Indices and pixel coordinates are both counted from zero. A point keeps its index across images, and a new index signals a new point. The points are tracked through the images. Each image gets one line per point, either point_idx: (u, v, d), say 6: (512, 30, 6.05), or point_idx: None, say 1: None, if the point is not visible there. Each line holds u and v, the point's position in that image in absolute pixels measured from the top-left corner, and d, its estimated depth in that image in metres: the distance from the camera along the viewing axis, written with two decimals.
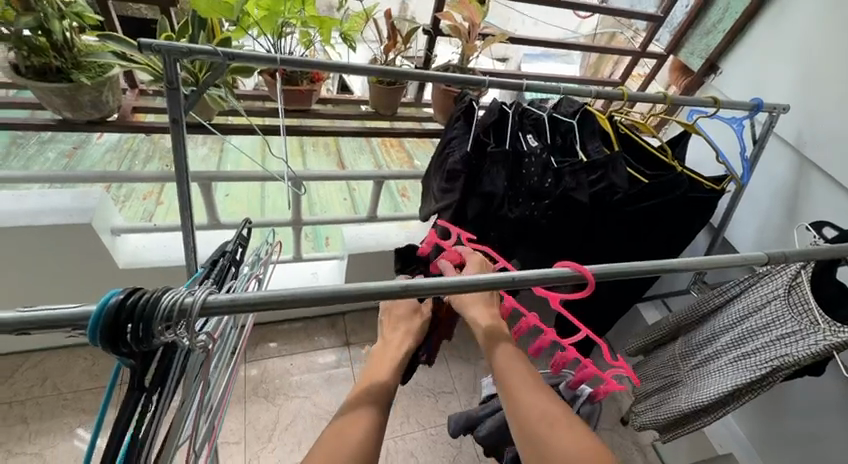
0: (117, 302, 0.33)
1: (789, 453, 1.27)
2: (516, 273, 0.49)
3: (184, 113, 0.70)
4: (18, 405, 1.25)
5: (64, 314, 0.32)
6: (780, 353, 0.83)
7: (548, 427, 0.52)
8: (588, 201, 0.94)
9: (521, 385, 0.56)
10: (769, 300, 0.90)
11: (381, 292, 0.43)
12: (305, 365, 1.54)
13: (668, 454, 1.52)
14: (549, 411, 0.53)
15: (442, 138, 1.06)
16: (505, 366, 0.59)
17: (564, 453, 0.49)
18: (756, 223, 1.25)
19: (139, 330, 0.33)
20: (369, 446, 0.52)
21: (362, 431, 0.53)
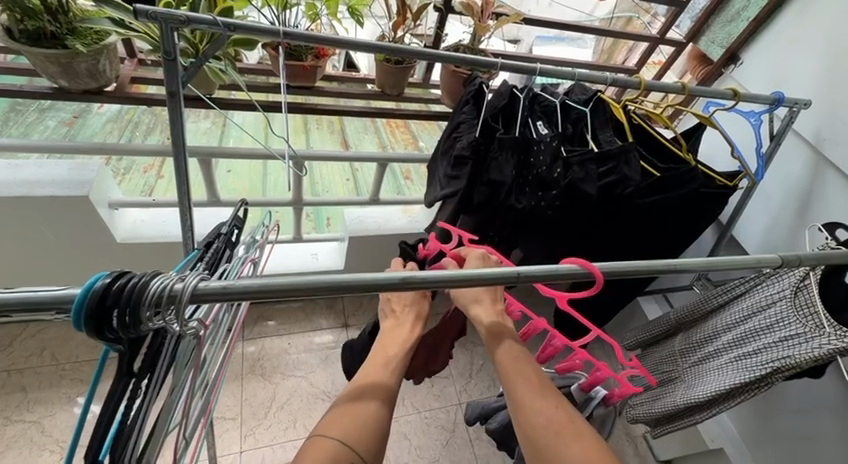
0: (102, 286, 0.31)
1: (781, 452, 1.27)
2: (521, 268, 0.47)
3: (182, 86, 0.67)
4: (17, 373, 1.26)
5: (47, 296, 0.31)
6: (781, 355, 0.81)
7: (551, 432, 0.51)
8: (596, 193, 0.91)
9: (525, 384, 0.56)
10: (774, 301, 0.88)
11: (380, 284, 0.41)
12: (302, 345, 1.55)
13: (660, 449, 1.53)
14: (554, 414, 0.53)
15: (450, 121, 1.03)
16: (508, 363, 0.58)
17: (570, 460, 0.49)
18: (765, 221, 1.22)
19: (126, 316, 0.32)
20: (374, 439, 0.51)
21: (372, 417, 0.53)
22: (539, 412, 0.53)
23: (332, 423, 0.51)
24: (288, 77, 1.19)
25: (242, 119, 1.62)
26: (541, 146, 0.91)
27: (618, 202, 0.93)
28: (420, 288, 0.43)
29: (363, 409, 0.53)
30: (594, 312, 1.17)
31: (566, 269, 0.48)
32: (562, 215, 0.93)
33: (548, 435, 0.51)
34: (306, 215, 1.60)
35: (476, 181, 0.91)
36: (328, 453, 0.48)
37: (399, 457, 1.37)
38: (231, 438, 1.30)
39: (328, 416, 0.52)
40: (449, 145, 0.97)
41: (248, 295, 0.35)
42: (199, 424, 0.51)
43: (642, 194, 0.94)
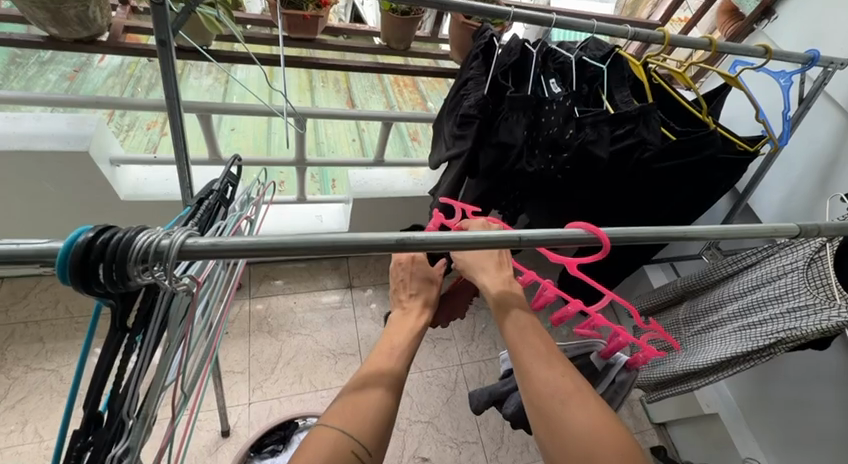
0: (86, 241, 0.30)
1: (775, 418, 1.30)
2: (524, 232, 0.45)
3: (172, 35, 0.63)
4: (35, 324, 1.30)
5: (31, 250, 0.30)
6: (787, 326, 0.80)
7: (558, 400, 0.51)
8: (608, 157, 0.87)
9: (533, 356, 0.56)
10: (785, 272, 0.86)
11: (377, 244, 0.40)
12: (308, 304, 1.57)
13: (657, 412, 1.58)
14: (563, 383, 0.53)
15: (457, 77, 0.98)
16: (520, 336, 0.58)
17: (577, 428, 0.49)
18: (784, 191, 1.17)
19: (113, 272, 0.31)
20: (380, 426, 0.52)
21: (379, 405, 0.53)
22: (546, 383, 0.53)
23: (337, 413, 0.52)
24: (289, 29, 1.13)
25: (245, 76, 1.57)
26: (553, 106, 0.87)
27: (632, 166, 0.89)
28: (418, 251, 0.41)
29: (370, 397, 0.53)
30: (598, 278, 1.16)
31: (570, 234, 0.47)
32: (572, 179, 0.90)
33: (556, 404, 0.51)
34: (310, 176, 1.58)
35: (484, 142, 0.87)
36: (329, 446, 0.49)
37: (402, 412, 1.42)
38: (240, 390, 1.35)
39: (330, 408, 0.53)
40: (457, 103, 0.93)
41: (237, 254, 0.34)
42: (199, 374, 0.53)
43: (658, 158, 0.90)
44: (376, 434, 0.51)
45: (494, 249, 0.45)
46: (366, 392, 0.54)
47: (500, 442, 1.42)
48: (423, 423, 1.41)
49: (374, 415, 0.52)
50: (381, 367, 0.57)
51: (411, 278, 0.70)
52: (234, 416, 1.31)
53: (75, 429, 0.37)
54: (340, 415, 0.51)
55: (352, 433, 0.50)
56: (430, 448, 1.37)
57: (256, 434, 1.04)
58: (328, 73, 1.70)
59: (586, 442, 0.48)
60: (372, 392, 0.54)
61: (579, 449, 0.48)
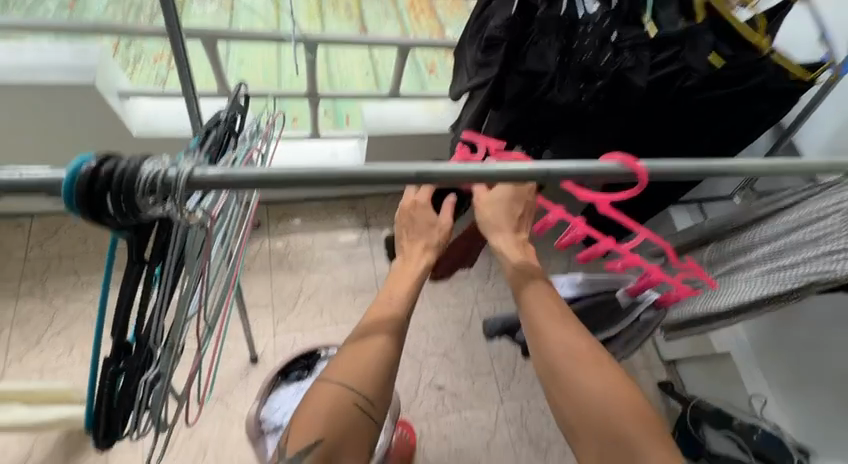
0: (89, 170, 0.29)
1: (789, 359, 1.32)
2: (551, 166, 0.41)
3: None
4: (68, 259, 1.36)
5: None
6: (823, 268, 0.77)
7: (569, 362, 0.60)
8: (646, 86, 0.80)
9: (553, 326, 0.63)
10: (826, 214, 0.82)
11: (394, 176, 0.37)
12: (325, 242, 1.59)
13: (668, 350, 1.56)
14: (580, 350, 0.61)
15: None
16: (538, 305, 0.65)
17: (586, 387, 0.58)
18: (837, 125, 1.07)
19: (122, 202, 0.30)
20: (380, 371, 0.61)
21: (381, 353, 0.62)
22: (562, 348, 0.61)
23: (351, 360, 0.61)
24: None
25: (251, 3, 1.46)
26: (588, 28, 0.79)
27: (669, 98, 0.82)
28: (438, 184, 0.39)
29: (376, 347, 0.62)
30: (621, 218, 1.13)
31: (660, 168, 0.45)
32: (606, 113, 0.83)
33: (577, 368, 0.59)
34: (324, 112, 1.50)
35: (512, 70, 0.80)
36: (332, 394, 0.59)
37: (419, 345, 1.49)
38: (265, 323, 1.43)
39: (334, 360, 0.62)
40: (481, 27, 0.85)
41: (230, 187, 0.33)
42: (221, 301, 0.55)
43: (700, 89, 0.82)
44: (383, 383, 0.61)
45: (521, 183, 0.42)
46: (368, 340, 0.63)
47: (513, 374, 1.49)
48: (439, 356, 1.48)
49: (377, 366, 0.61)
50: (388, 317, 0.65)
51: (416, 223, 0.75)
52: (261, 345, 1.39)
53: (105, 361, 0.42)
54: (343, 365, 0.61)
55: (350, 381, 0.60)
56: (445, 378, 1.45)
57: (283, 361, 1.11)
58: None
59: (603, 400, 0.57)
60: (373, 344, 0.62)
61: (597, 409, 0.57)
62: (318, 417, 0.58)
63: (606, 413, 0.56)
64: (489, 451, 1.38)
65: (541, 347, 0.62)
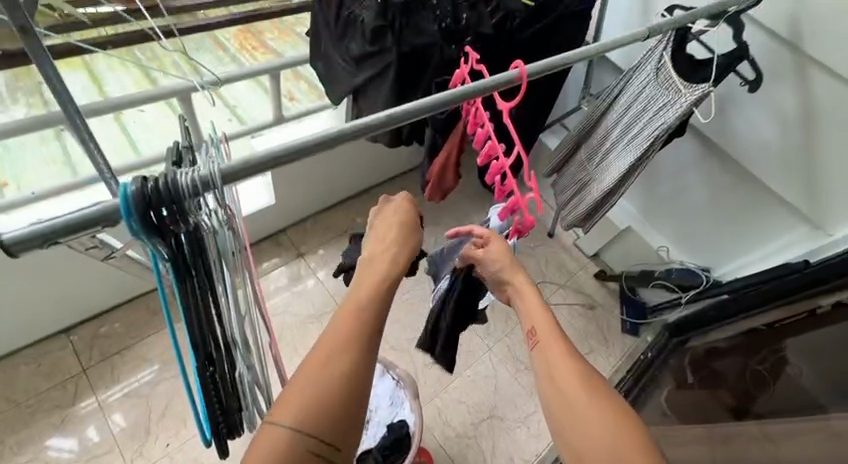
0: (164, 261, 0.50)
1: (667, 212, 1.74)
2: (475, 85, 0.63)
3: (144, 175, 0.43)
4: None
5: (84, 219, 0.42)
6: (660, 124, 1.10)
7: (572, 388, 0.62)
8: (493, 32, 1.06)
9: (549, 341, 0.67)
10: (644, 87, 1.16)
11: (327, 140, 0.53)
12: (266, 290, 1.58)
13: (611, 259, 1.95)
14: (567, 370, 0.64)
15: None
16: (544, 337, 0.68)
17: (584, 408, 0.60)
18: (623, 19, 1.39)
19: (173, 208, 0.44)
20: (328, 403, 0.57)
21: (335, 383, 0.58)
22: (567, 386, 0.62)
23: (294, 392, 0.58)
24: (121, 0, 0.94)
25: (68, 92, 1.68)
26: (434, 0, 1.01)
27: (507, 37, 1.08)
28: (494, 88, 0.65)
29: (307, 383, 0.57)
30: (525, 127, 1.44)
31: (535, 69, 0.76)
32: (479, 59, 1.08)
33: (578, 398, 0.60)
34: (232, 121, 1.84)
35: (395, 51, 1.00)
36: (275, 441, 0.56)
37: (399, 336, 1.56)
38: None
39: (277, 406, 0.58)
40: (351, 26, 1.02)
41: (245, 173, 0.48)
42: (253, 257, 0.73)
43: (523, 26, 1.10)
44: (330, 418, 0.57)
45: (478, 97, 0.64)
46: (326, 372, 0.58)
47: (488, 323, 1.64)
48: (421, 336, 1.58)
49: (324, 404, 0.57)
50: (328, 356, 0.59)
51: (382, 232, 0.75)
52: None
53: (171, 145, 0.50)
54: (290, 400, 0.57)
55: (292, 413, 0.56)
56: None
57: None
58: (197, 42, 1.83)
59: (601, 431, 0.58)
60: (328, 364, 0.59)
61: (602, 445, 0.57)
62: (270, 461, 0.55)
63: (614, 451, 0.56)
64: (499, 391, 1.51)
65: (549, 363, 0.66)
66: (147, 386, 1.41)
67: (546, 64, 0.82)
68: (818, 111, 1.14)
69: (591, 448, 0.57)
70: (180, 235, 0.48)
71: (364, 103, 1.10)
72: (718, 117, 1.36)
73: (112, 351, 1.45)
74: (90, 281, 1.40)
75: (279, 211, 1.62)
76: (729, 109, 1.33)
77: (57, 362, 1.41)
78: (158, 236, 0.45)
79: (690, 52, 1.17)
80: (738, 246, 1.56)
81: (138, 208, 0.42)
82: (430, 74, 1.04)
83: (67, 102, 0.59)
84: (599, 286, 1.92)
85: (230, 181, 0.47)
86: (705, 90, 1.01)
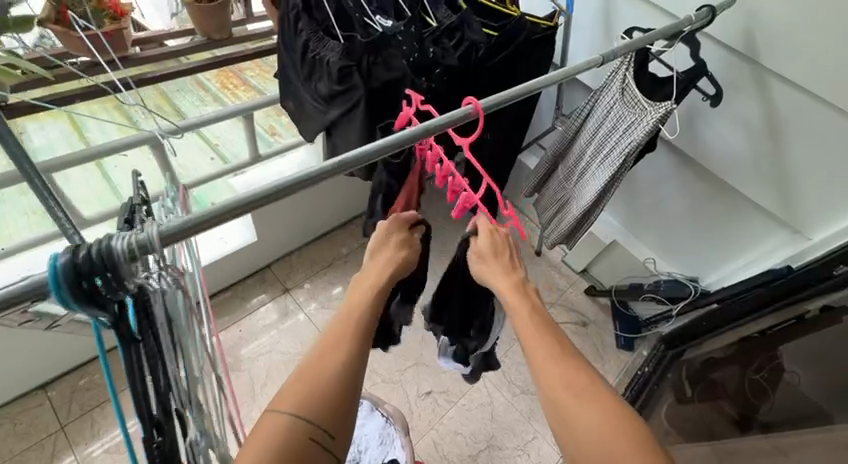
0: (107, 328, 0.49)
1: (649, 223, 1.75)
2: (429, 124, 0.63)
3: (74, 243, 0.43)
4: None
5: (25, 290, 0.42)
6: (629, 142, 1.12)
7: (566, 381, 0.59)
8: (459, 63, 1.09)
9: (530, 333, 0.66)
10: (611, 106, 1.18)
11: (283, 189, 0.54)
12: (254, 328, 1.54)
13: (600, 275, 1.95)
14: (551, 365, 0.62)
15: (279, 34, 1.10)
16: (527, 329, 0.67)
17: (578, 407, 0.57)
18: (587, 42, 1.44)
19: (111, 277, 0.43)
20: (326, 396, 0.65)
21: (336, 381, 0.65)
22: (557, 389, 0.59)
23: (298, 384, 0.65)
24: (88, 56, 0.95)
25: (48, 143, 1.68)
26: (400, 36, 1.03)
27: (474, 67, 1.12)
28: (450, 126, 0.65)
29: (305, 380, 0.65)
30: (501, 149, 1.47)
31: (494, 102, 0.76)
32: (448, 89, 1.10)
33: (568, 400, 0.58)
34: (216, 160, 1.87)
35: (363, 88, 1.02)
36: (280, 426, 0.62)
37: (390, 367, 1.53)
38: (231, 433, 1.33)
39: (281, 395, 0.65)
40: (317, 66, 1.03)
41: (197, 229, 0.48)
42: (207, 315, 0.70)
43: (489, 56, 1.13)
44: (326, 407, 0.64)
45: (431, 135, 0.63)
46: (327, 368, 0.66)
47: None
48: (413, 367, 1.54)
49: (330, 391, 0.65)
50: (327, 360, 0.67)
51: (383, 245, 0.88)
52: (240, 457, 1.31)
53: (125, 201, 0.50)
54: (294, 395, 0.64)
55: (296, 401, 0.64)
56: (429, 382, 1.52)
57: None
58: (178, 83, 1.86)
59: (593, 425, 0.55)
60: (328, 363, 0.67)
61: (591, 441, 0.54)
62: (270, 440, 0.61)
63: (607, 450, 0.53)
64: (496, 418, 1.48)
65: (534, 355, 0.64)
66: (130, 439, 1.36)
67: (497, 97, 0.83)
68: (782, 121, 1.17)
69: (582, 446, 0.55)
70: (122, 302, 0.47)
71: (338, 138, 1.11)
72: (688, 131, 1.39)
73: (93, 404, 1.40)
74: (68, 333, 1.36)
75: (262, 248, 1.61)
76: (696, 123, 1.36)
77: (34, 421, 1.36)
78: (93, 307, 0.44)
79: (652, 70, 1.21)
80: (721, 255, 1.57)
81: (68, 280, 0.41)
82: (402, 107, 1.06)
83: (27, 165, 0.59)
84: (590, 303, 1.91)
85: (168, 242, 0.47)
86: (668, 108, 1.03)
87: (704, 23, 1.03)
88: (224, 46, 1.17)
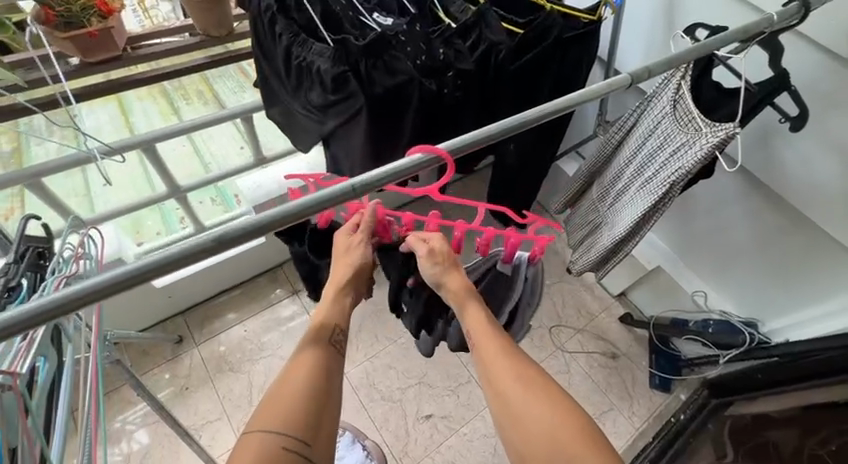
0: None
1: (703, 250, 1.50)
2: (362, 179, 0.50)
3: None
4: None
5: None
6: (676, 168, 0.92)
7: (519, 380, 0.63)
8: (475, 66, 0.94)
9: (483, 337, 0.68)
10: (659, 121, 0.97)
11: (158, 265, 0.42)
12: (260, 327, 1.53)
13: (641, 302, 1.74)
14: (504, 369, 0.64)
15: (253, 33, 0.99)
16: (478, 331, 0.69)
17: (532, 408, 0.60)
18: (641, 39, 1.22)
19: None
20: (296, 405, 0.58)
21: (303, 391, 0.60)
22: (509, 382, 0.63)
23: (266, 405, 0.59)
24: (73, 53, 0.97)
25: (96, 126, 1.66)
26: (403, 37, 0.90)
27: (493, 71, 0.97)
28: (389, 182, 0.52)
29: (274, 395, 0.60)
30: (525, 161, 1.31)
31: (516, 122, 0.60)
32: (462, 95, 0.96)
33: (520, 395, 0.61)
34: (245, 148, 1.85)
35: (363, 95, 0.90)
36: (256, 449, 0.56)
37: (392, 384, 1.45)
38: (224, 436, 1.34)
39: (254, 417, 0.59)
40: (306, 74, 0.92)
41: (69, 306, 0.39)
42: (93, 411, 0.65)
43: (511, 58, 0.97)
44: (299, 417, 0.58)
45: (369, 193, 0.51)
46: (292, 380, 0.61)
47: None
48: (415, 386, 1.46)
49: (300, 401, 0.59)
50: (293, 378, 0.61)
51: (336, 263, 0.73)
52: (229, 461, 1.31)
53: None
54: (263, 415, 0.58)
55: (267, 419, 0.57)
56: (430, 404, 1.43)
57: None
58: (218, 69, 1.84)
59: (541, 414, 0.60)
60: (293, 379, 0.61)
61: (540, 433, 0.59)
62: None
63: (555, 444, 0.57)
64: (499, 453, 1.36)
65: (485, 359, 0.67)
66: (136, 426, 1.43)
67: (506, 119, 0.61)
68: None
69: (532, 440, 0.59)
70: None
71: (339, 147, 1.03)
72: (760, 150, 1.14)
73: (109, 388, 1.48)
74: None
75: (274, 247, 1.57)
76: (772, 141, 1.10)
77: None
78: None
79: (716, 79, 0.99)
80: (791, 299, 1.31)
81: None
82: (408, 116, 0.95)
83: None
84: (624, 332, 1.70)
85: None
86: (729, 132, 0.82)
87: (792, 22, 0.79)
88: (227, 44, 1.12)
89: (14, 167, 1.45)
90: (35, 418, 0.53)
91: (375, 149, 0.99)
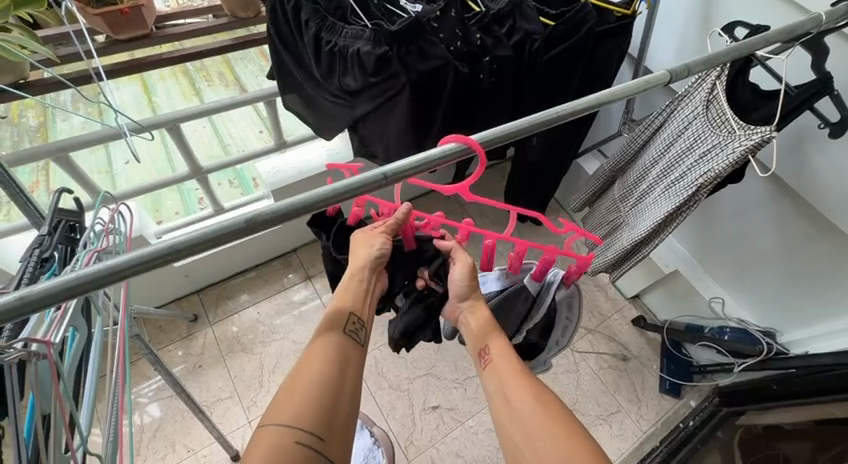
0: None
1: (724, 255, 1.46)
2: (392, 166, 0.50)
3: None
4: None
5: None
6: (704, 171, 0.90)
7: (535, 404, 0.64)
8: (512, 53, 0.93)
9: (502, 362, 0.70)
10: (690, 122, 0.95)
11: (188, 245, 0.42)
12: (273, 310, 1.55)
13: (655, 307, 1.72)
14: (521, 392, 0.65)
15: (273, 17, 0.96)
16: (497, 356, 0.71)
17: (547, 433, 0.60)
18: (674, 36, 1.18)
19: None
20: (308, 399, 0.59)
21: (316, 385, 0.60)
22: (526, 407, 0.64)
23: (281, 397, 0.60)
24: (106, 30, 0.97)
25: (120, 103, 1.68)
26: (436, 23, 0.89)
27: (527, 60, 0.96)
28: (418, 173, 0.52)
29: (288, 388, 0.60)
30: (548, 157, 1.29)
31: (549, 116, 0.59)
32: (497, 82, 0.94)
33: (536, 420, 0.62)
34: (263, 132, 1.86)
35: (406, 76, 0.88)
36: (271, 440, 0.56)
37: (400, 373, 1.47)
38: (234, 414, 1.37)
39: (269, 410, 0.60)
40: (339, 59, 0.90)
41: (102, 280, 0.40)
42: (119, 384, 0.66)
43: (544, 48, 0.95)
44: (310, 410, 0.59)
45: (398, 182, 0.51)
46: (306, 374, 0.61)
47: None
48: (423, 377, 1.46)
49: (313, 394, 0.60)
50: (308, 371, 0.62)
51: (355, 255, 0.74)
52: (239, 439, 1.34)
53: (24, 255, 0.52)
54: (277, 407, 0.59)
55: (282, 412, 0.58)
56: (437, 395, 1.43)
57: None
58: (241, 52, 1.85)
59: (556, 440, 0.60)
60: (307, 372, 0.62)
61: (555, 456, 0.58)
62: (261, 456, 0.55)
63: None
64: None
65: (501, 383, 0.68)
66: (149, 400, 1.47)
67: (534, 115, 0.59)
68: None
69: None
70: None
71: (368, 131, 1.03)
72: (793, 155, 1.10)
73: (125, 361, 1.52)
74: None
75: (290, 232, 1.59)
76: (807, 148, 1.07)
77: None
78: None
79: (755, 78, 0.95)
80: (814, 311, 1.28)
81: None
82: (443, 100, 0.94)
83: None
84: (637, 335, 1.68)
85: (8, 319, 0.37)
86: (765, 135, 0.80)
87: (841, 23, 0.76)
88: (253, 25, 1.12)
89: (40, 141, 1.47)
90: (66, 386, 0.55)
91: (410, 134, 0.98)
